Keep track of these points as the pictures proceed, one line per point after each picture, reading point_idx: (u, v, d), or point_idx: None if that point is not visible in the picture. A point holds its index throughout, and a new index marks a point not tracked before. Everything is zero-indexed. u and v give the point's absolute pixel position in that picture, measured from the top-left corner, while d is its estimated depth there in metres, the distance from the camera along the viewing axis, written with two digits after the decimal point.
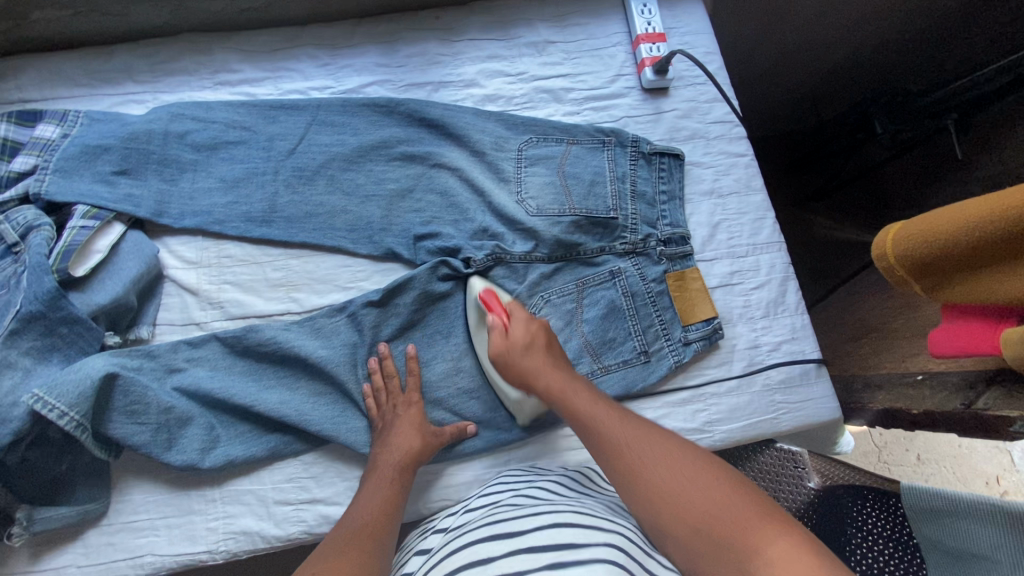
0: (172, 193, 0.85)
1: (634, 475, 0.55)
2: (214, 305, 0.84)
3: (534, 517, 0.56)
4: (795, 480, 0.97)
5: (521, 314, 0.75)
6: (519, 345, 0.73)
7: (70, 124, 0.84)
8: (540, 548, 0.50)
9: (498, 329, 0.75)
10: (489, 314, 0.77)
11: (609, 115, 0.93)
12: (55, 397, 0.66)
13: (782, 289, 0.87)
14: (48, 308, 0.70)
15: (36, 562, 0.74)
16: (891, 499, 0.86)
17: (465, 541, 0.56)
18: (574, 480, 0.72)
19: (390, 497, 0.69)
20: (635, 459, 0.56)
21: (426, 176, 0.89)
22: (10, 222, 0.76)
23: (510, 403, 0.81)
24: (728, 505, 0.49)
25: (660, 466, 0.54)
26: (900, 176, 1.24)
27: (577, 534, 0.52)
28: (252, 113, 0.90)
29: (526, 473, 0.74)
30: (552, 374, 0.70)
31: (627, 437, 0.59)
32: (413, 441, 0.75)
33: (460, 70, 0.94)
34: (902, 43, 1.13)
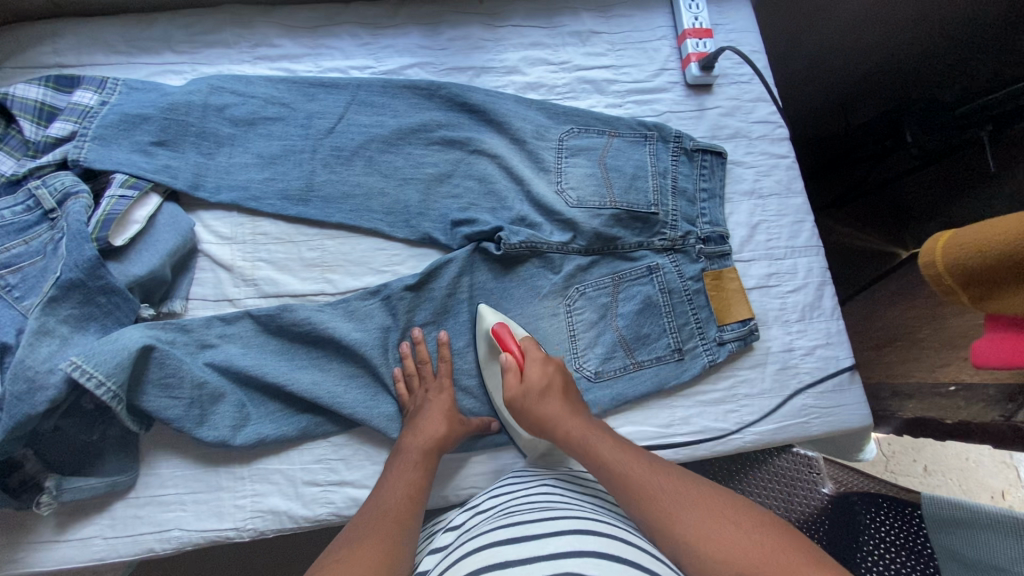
0: (209, 167, 0.84)
1: (675, 526, 0.53)
2: (248, 283, 0.83)
3: (555, 521, 0.55)
4: (809, 486, 0.96)
5: (538, 353, 0.73)
6: (535, 389, 0.70)
7: (108, 91, 0.82)
8: (561, 552, 0.49)
9: (513, 369, 0.72)
10: (505, 353, 0.74)
11: (652, 110, 0.92)
12: (94, 365, 0.65)
13: (819, 292, 0.87)
14: (88, 277, 0.69)
15: (62, 532, 0.73)
16: (908, 508, 0.85)
17: (482, 541, 0.55)
18: (583, 481, 0.72)
19: (413, 483, 0.67)
20: (672, 508, 0.55)
21: (465, 162, 0.88)
22: (48, 187, 0.75)
23: (522, 441, 0.79)
24: (768, 548, 0.49)
25: (699, 514, 0.54)
26: (923, 188, 1.22)
27: (597, 543, 0.51)
28: (291, 89, 0.88)
29: (535, 475, 0.74)
30: (571, 420, 0.68)
31: (659, 485, 0.58)
32: (437, 427, 0.74)
33: (503, 56, 0.93)
34: (934, 51, 1.13)
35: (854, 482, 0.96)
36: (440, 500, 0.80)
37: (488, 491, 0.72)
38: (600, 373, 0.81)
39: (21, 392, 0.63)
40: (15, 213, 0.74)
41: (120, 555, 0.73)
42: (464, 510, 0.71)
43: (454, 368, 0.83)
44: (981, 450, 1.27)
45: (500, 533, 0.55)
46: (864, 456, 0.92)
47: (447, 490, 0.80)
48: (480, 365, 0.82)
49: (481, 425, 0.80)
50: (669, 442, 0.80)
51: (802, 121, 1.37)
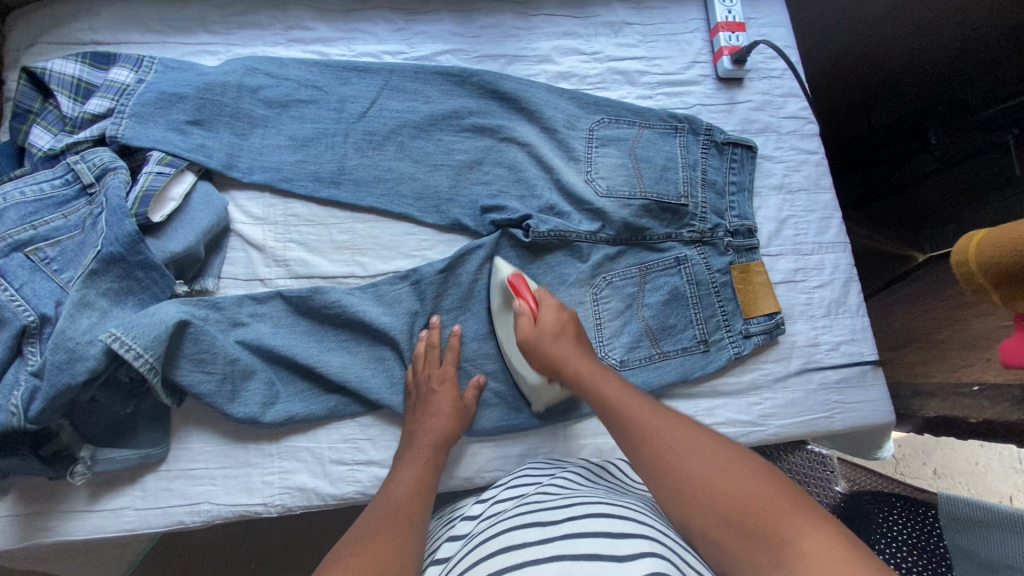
0: (242, 147, 0.84)
1: (668, 465, 0.52)
2: (280, 263, 0.84)
3: (573, 507, 0.55)
4: (823, 483, 0.98)
5: (552, 300, 0.74)
6: (548, 333, 0.71)
7: (144, 70, 0.83)
8: (575, 535, 0.49)
9: (527, 315, 0.73)
10: (517, 299, 0.75)
11: (683, 102, 0.92)
12: (132, 338, 0.66)
13: (845, 289, 0.87)
14: (127, 251, 0.70)
15: (94, 502, 0.74)
16: (921, 507, 0.86)
17: (498, 528, 0.55)
18: (602, 471, 0.71)
19: (418, 471, 0.69)
20: (664, 447, 0.53)
21: (496, 149, 0.88)
22: (86, 162, 0.76)
23: (526, 387, 0.80)
24: (761, 493, 0.47)
25: (695, 458, 0.51)
26: (939, 191, 1.23)
27: (614, 523, 0.51)
28: (324, 72, 0.89)
29: (556, 465, 0.73)
30: (578, 360, 0.68)
31: (658, 425, 0.56)
32: (442, 422, 0.74)
33: (535, 45, 0.93)
34: (958, 57, 1.12)
35: (868, 480, 0.96)
36: (464, 482, 0.80)
37: (508, 478, 0.72)
38: (625, 361, 0.82)
39: (62, 362, 0.64)
40: (53, 186, 0.75)
41: (151, 526, 0.75)
42: (485, 496, 0.70)
43: (481, 352, 0.83)
44: (992, 454, 1.26)
45: (516, 518, 0.55)
46: (881, 454, 0.92)
47: (472, 472, 0.81)
48: (493, 314, 0.83)
49: (474, 389, 0.80)
50: None
51: (829, 120, 1.34)
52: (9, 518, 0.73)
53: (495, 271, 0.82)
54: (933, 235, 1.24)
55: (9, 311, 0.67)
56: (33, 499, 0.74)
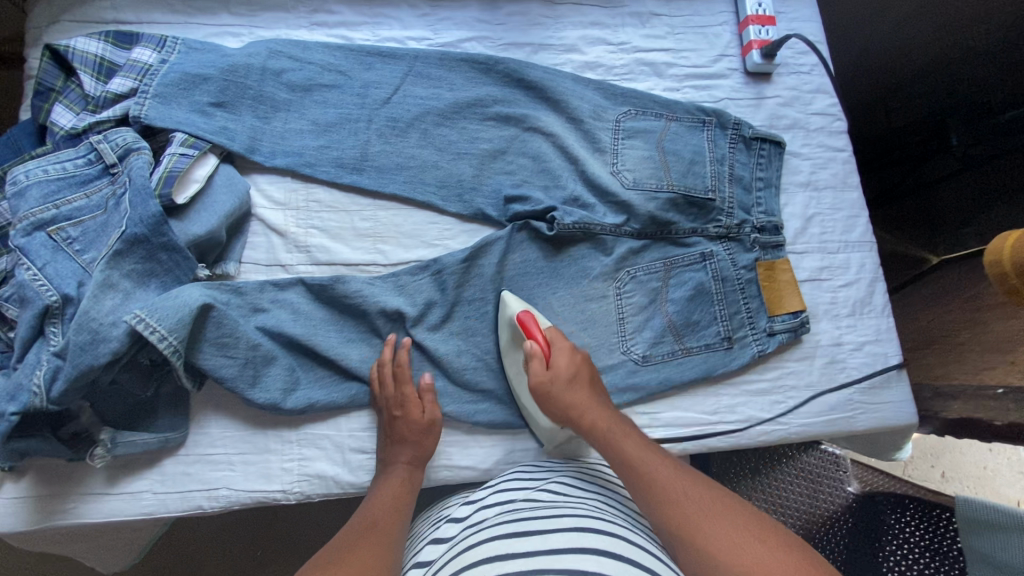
0: (265, 131, 0.83)
1: (695, 534, 0.54)
2: (301, 249, 0.83)
3: (557, 518, 0.55)
4: (835, 483, 0.95)
5: (566, 343, 0.73)
6: (563, 377, 0.70)
7: (167, 50, 0.82)
8: (562, 550, 0.49)
9: (539, 357, 0.71)
10: (528, 340, 0.73)
11: (710, 95, 0.91)
12: (157, 320, 0.66)
13: (870, 289, 0.86)
14: (151, 233, 0.69)
15: (112, 485, 0.74)
16: (935, 510, 0.85)
17: (483, 535, 0.55)
18: (592, 480, 0.71)
19: (399, 487, 0.69)
20: (690, 514, 0.55)
21: (520, 139, 0.87)
22: (109, 142, 0.75)
23: (539, 431, 0.77)
24: (792, 569, 0.50)
25: (721, 525, 0.54)
26: (955, 195, 1.21)
27: (601, 541, 0.51)
28: (348, 57, 0.88)
29: (543, 470, 0.73)
30: (595, 410, 0.68)
31: (680, 487, 0.58)
32: (417, 441, 0.73)
33: (561, 34, 0.92)
34: (981, 55, 1.11)
35: (880, 481, 0.95)
36: (483, 473, 0.80)
37: (492, 482, 0.72)
38: (647, 356, 0.81)
39: (86, 343, 0.64)
40: (76, 165, 0.74)
41: (169, 510, 0.74)
42: (472, 498, 0.69)
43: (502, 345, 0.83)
44: (1000, 459, 1.27)
45: (504, 526, 0.54)
46: (900, 456, 0.92)
47: (491, 465, 0.80)
48: (501, 353, 0.81)
49: (427, 393, 0.76)
50: (714, 429, 0.81)
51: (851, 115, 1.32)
52: (28, 499, 0.73)
53: (502, 305, 0.81)
54: (948, 237, 1.22)
55: (32, 290, 0.66)
56: (51, 481, 0.73)
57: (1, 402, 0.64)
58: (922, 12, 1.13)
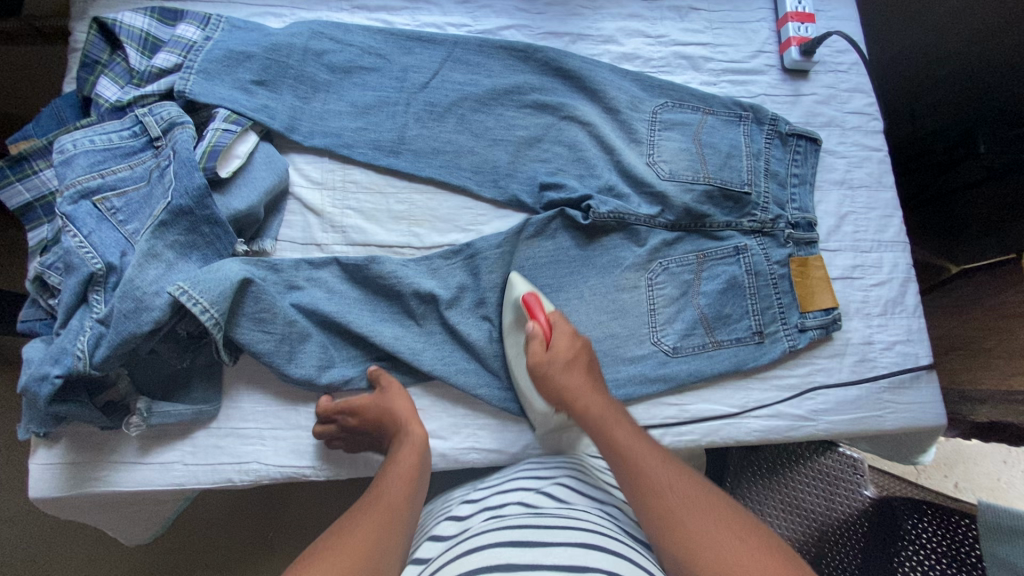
0: (304, 111, 0.84)
1: (675, 521, 0.53)
2: (337, 229, 0.83)
3: (558, 531, 0.52)
4: (850, 487, 0.93)
5: (567, 328, 0.73)
6: (561, 360, 0.70)
7: (211, 27, 0.83)
8: (566, 568, 0.46)
9: (539, 338, 0.72)
10: (531, 321, 0.74)
11: (746, 91, 0.91)
12: (199, 292, 0.66)
13: (903, 288, 0.86)
14: (195, 205, 0.70)
15: (144, 455, 0.75)
16: (953, 515, 0.82)
17: (483, 540, 0.52)
18: (597, 488, 0.68)
19: (408, 470, 0.64)
20: (672, 504, 0.55)
21: (556, 127, 0.87)
22: (154, 115, 0.75)
23: (532, 414, 0.78)
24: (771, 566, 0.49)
25: (702, 521, 0.53)
26: (978, 202, 1.17)
27: (603, 560, 0.48)
28: (388, 40, 0.88)
29: (547, 471, 0.70)
30: (590, 395, 0.68)
31: (664, 478, 0.58)
32: (399, 416, 0.72)
33: (600, 25, 0.92)
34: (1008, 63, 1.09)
35: (900, 488, 0.91)
36: (509, 458, 0.80)
37: (491, 484, 0.69)
38: (678, 348, 0.82)
39: (129, 311, 0.64)
40: (121, 137, 0.75)
41: (200, 482, 0.75)
42: (473, 497, 0.67)
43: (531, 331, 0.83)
44: (1015, 472, 1.28)
45: (506, 533, 0.52)
46: (923, 459, 0.91)
47: (518, 450, 0.80)
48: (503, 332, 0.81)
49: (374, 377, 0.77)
50: (742, 422, 0.81)
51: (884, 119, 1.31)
52: (59, 465, 0.73)
53: (508, 287, 0.81)
54: (967, 247, 1.21)
55: (77, 257, 0.67)
56: (84, 448, 0.74)
57: (45, 365, 0.64)
58: (966, 14, 1.11)
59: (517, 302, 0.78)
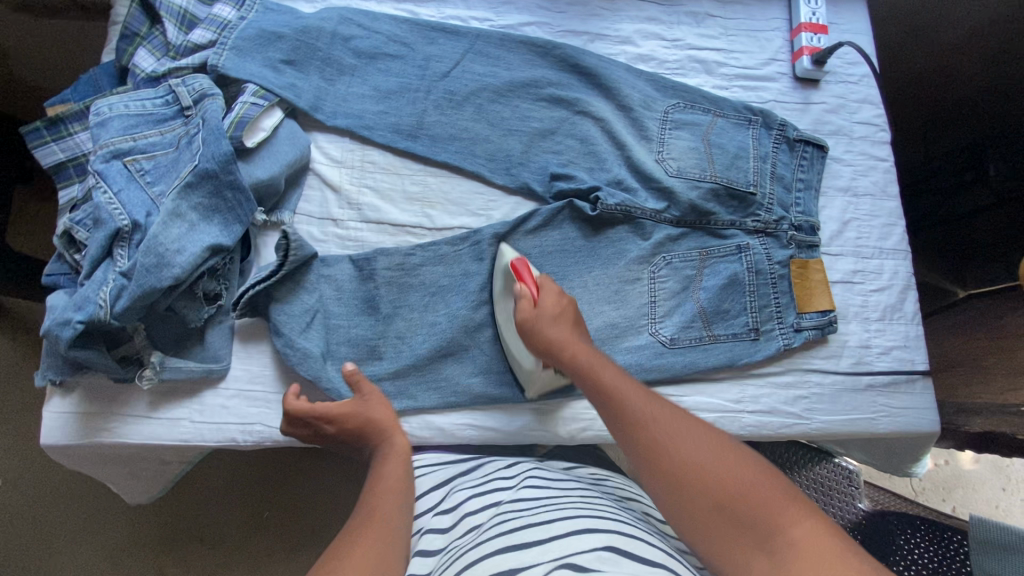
0: (329, 92, 0.88)
1: (664, 452, 0.54)
2: (353, 207, 0.86)
3: (545, 527, 0.53)
4: (845, 498, 0.92)
5: (553, 286, 0.74)
6: (548, 314, 0.71)
7: (246, 8, 0.87)
8: (566, 554, 0.47)
9: (527, 299, 0.73)
10: (519, 283, 0.75)
11: (757, 97, 0.94)
12: (192, 243, 0.70)
13: (902, 296, 0.87)
14: (221, 170, 0.73)
15: (153, 410, 0.77)
16: (949, 533, 0.82)
17: (476, 553, 0.52)
18: (580, 481, 0.70)
19: (396, 481, 0.62)
20: (661, 435, 0.55)
21: (570, 121, 0.90)
22: (186, 86, 0.79)
23: (521, 372, 0.79)
24: (756, 482, 0.50)
25: (688, 445, 0.54)
26: (988, 228, 1.13)
27: (598, 538, 0.50)
28: (413, 30, 0.91)
29: (520, 470, 0.72)
30: (578, 345, 0.68)
31: (652, 412, 0.58)
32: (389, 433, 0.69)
33: (619, 26, 0.95)
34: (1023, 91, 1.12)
35: (893, 503, 0.91)
36: (508, 435, 0.82)
37: (472, 483, 0.70)
38: (675, 339, 0.83)
39: (151, 265, 0.67)
40: (155, 105, 0.79)
41: (205, 440, 0.77)
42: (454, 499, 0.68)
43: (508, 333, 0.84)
44: (1013, 500, 1.28)
45: (494, 543, 0.52)
46: (916, 470, 0.94)
47: (516, 429, 0.82)
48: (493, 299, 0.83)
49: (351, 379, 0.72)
50: (736, 416, 0.82)
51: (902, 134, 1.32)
52: (71, 413, 0.76)
53: (499, 255, 0.83)
54: (975, 271, 1.16)
55: (106, 213, 0.70)
56: (97, 399, 0.77)
57: (68, 311, 0.67)
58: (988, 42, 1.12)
59: (507, 268, 0.80)
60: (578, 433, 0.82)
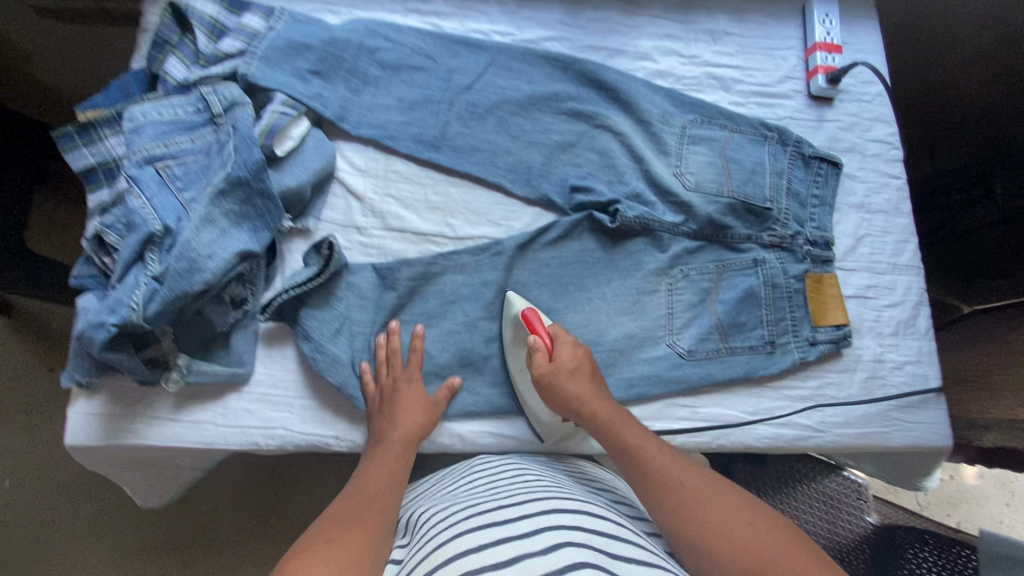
0: (354, 102, 0.89)
1: (693, 521, 0.57)
2: (376, 215, 0.88)
3: (515, 508, 0.56)
4: (854, 512, 0.94)
5: (569, 337, 0.76)
6: (565, 368, 0.73)
7: (274, 19, 0.88)
8: (530, 534, 0.51)
9: (542, 351, 0.74)
10: (532, 335, 0.77)
11: (773, 113, 0.96)
12: (221, 248, 0.72)
13: (915, 311, 0.89)
14: (252, 177, 0.74)
15: (178, 413, 0.78)
16: (955, 546, 0.82)
17: (451, 528, 0.55)
18: (554, 472, 0.73)
19: (381, 479, 0.67)
20: (690, 503, 0.59)
21: (589, 135, 0.92)
22: (217, 94, 0.81)
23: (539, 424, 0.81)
24: (787, 552, 0.54)
25: (721, 515, 0.58)
26: (998, 244, 1.15)
27: (557, 520, 0.53)
28: (437, 43, 0.93)
29: (509, 461, 0.75)
30: (598, 402, 0.71)
31: (685, 477, 0.62)
32: (416, 416, 0.76)
33: (637, 42, 0.97)
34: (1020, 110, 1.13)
35: (901, 517, 0.93)
36: (527, 443, 0.83)
37: (455, 475, 0.73)
38: (693, 351, 0.84)
39: (185, 270, 0.69)
40: (186, 112, 0.80)
41: (228, 443, 0.78)
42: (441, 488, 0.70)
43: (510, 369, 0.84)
44: (1018, 516, 1.28)
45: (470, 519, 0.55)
46: (926, 485, 0.94)
47: (534, 436, 0.83)
48: (504, 349, 0.84)
49: (446, 390, 0.81)
50: (751, 428, 0.83)
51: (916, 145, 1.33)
52: (96, 415, 0.77)
53: (507, 302, 0.84)
54: (986, 287, 1.20)
55: (140, 217, 0.71)
56: (122, 401, 0.78)
57: (102, 313, 0.68)
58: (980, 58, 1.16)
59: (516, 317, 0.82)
60: (596, 443, 0.83)
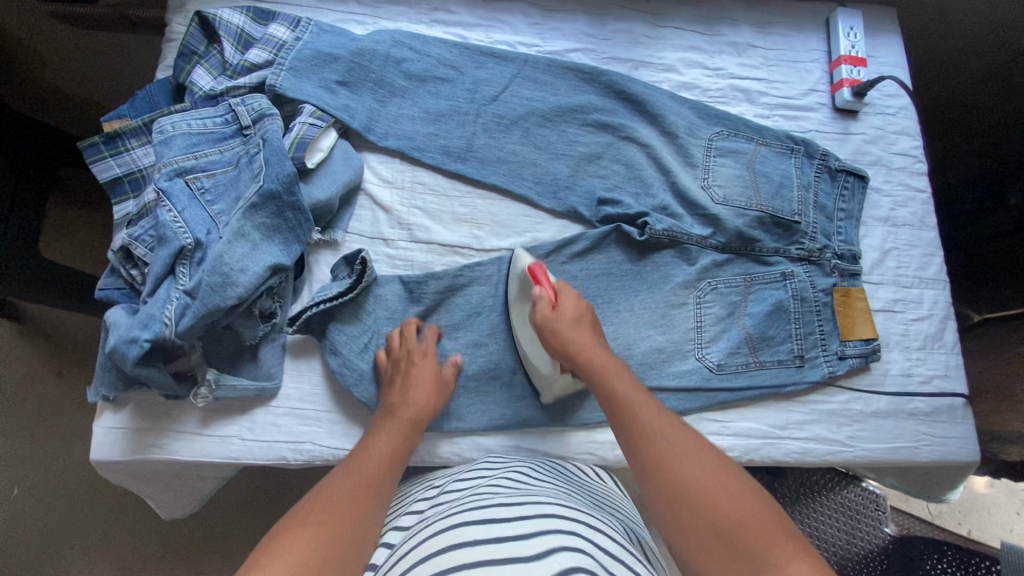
0: (380, 113, 0.89)
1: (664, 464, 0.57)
2: (403, 227, 0.87)
3: (520, 506, 0.53)
4: (873, 524, 0.93)
5: (571, 291, 0.76)
6: (567, 318, 0.73)
7: (300, 29, 0.88)
8: (530, 534, 0.47)
9: (546, 301, 0.74)
10: (537, 287, 0.76)
11: (798, 126, 0.96)
12: (252, 261, 0.71)
13: (942, 325, 0.89)
14: (284, 190, 0.74)
15: (205, 427, 0.77)
16: (975, 557, 0.80)
17: (444, 522, 0.52)
18: (558, 481, 0.70)
19: (375, 471, 0.64)
20: (664, 448, 0.58)
21: (615, 146, 0.92)
22: (246, 105, 0.80)
23: (539, 378, 0.81)
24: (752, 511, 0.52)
25: (693, 466, 0.56)
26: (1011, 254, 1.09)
27: (562, 523, 0.50)
28: (463, 54, 0.93)
29: (508, 463, 0.73)
30: (596, 350, 0.71)
31: (664, 428, 0.61)
32: (422, 394, 0.75)
33: (662, 54, 0.97)
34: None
35: (919, 527, 0.92)
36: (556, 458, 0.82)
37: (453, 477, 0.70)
38: (721, 365, 0.84)
39: (217, 284, 0.68)
40: (214, 123, 0.80)
41: (255, 458, 0.77)
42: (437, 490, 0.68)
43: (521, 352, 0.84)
44: None
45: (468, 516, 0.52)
46: (949, 496, 0.94)
47: (564, 450, 0.82)
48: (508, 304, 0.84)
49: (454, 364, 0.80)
50: (780, 443, 0.83)
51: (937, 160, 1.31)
52: (122, 429, 0.76)
53: (514, 260, 0.84)
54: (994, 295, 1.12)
55: (170, 231, 0.71)
56: (148, 416, 0.77)
57: (133, 329, 0.67)
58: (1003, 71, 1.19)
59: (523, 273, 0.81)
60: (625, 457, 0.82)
